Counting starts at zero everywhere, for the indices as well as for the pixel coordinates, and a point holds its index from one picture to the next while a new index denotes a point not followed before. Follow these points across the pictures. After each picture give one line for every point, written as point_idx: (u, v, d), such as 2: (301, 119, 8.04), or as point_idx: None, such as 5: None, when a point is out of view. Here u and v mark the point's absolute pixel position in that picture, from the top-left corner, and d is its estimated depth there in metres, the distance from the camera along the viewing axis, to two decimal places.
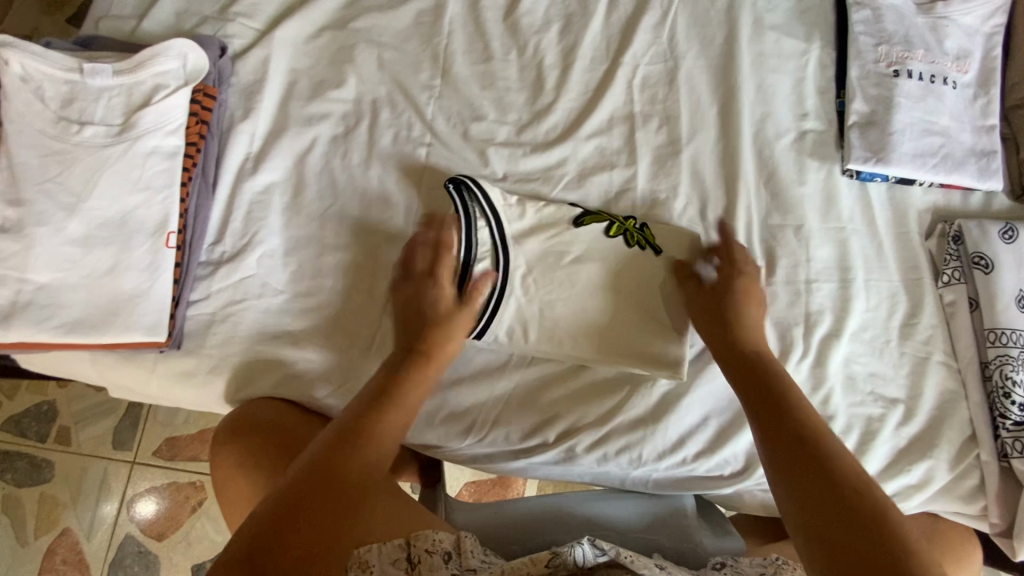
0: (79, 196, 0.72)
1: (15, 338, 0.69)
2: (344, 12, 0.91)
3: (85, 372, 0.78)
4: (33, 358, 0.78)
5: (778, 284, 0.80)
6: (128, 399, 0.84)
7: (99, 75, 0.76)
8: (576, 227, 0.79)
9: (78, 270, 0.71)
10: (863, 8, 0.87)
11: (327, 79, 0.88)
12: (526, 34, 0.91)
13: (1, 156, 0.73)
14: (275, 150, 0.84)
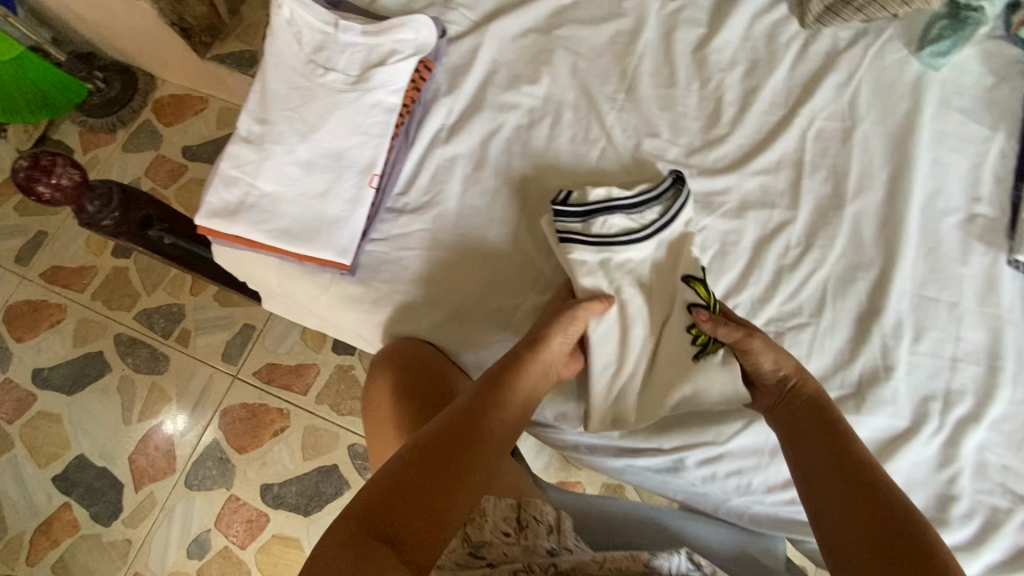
0: (312, 128, 0.84)
1: (235, 231, 0.81)
2: (550, 20, 1.01)
3: (264, 276, 0.89)
4: (228, 258, 0.89)
5: (923, 355, 0.81)
6: (290, 312, 0.95)
7: (350, 32, 0.88)
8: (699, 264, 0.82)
9: (297, 188, 0.83)
10: None
11: (523, 73, 0.97)
12: (712, 69, 0.97)
13: (258, 82, 0.86)
14: (466, 125, 0.94)
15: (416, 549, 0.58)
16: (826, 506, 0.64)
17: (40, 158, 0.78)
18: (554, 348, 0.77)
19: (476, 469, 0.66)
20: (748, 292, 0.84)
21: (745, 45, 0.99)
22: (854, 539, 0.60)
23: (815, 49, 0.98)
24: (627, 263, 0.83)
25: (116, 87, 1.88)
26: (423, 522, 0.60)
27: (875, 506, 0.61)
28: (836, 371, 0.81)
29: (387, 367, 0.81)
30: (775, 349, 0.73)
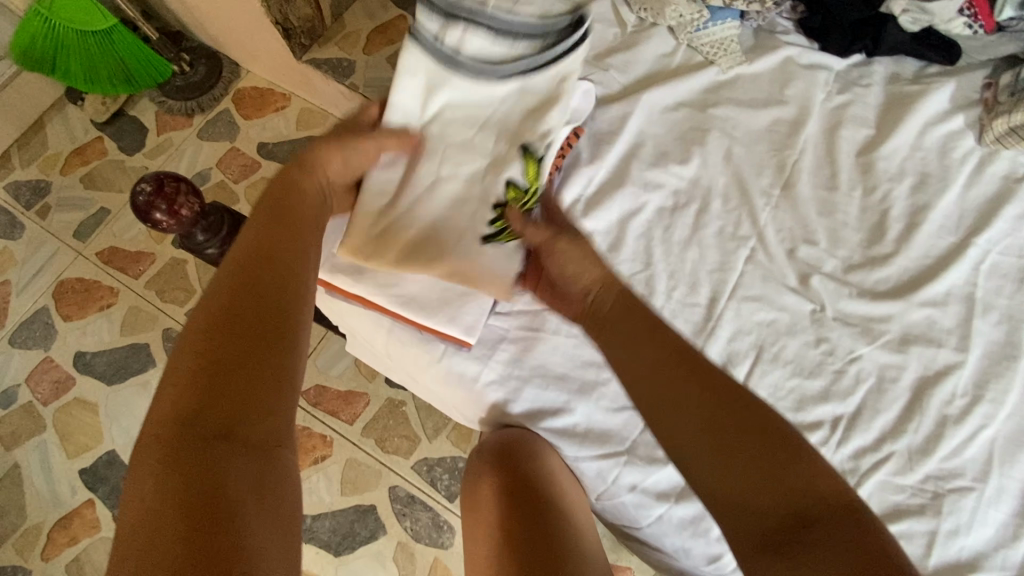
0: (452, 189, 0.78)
1: (358, 290, 0.78)
2: (705, 96, 0.93)
3: (370, 334, 0.84)
4: (341, 318, 0.86)
5: None
6: (397, 380, 0.89)
7: None
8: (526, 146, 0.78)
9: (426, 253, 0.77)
10: None
11: (672, 151, 0.90)
12: (878, 177, 0.89)
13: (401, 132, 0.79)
14: (606, 200, 0.86)
15: (243, 442, 0.49)
16: (694, 456, 0.53)
17: (164, 183, 0.72)
18: (337, 169, 0.72)
19: (299, 358, 0.55)
20: (906, 440, 0.75)
21: (916, 155, 0.91)
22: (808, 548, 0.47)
23: (992, 172, 0.89)
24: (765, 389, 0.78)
25: (201, 71, 1.81)
26: (212, 380, 0.50)
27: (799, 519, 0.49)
28: (997, 548, 0.72)
29: (494, 465, 0.71)
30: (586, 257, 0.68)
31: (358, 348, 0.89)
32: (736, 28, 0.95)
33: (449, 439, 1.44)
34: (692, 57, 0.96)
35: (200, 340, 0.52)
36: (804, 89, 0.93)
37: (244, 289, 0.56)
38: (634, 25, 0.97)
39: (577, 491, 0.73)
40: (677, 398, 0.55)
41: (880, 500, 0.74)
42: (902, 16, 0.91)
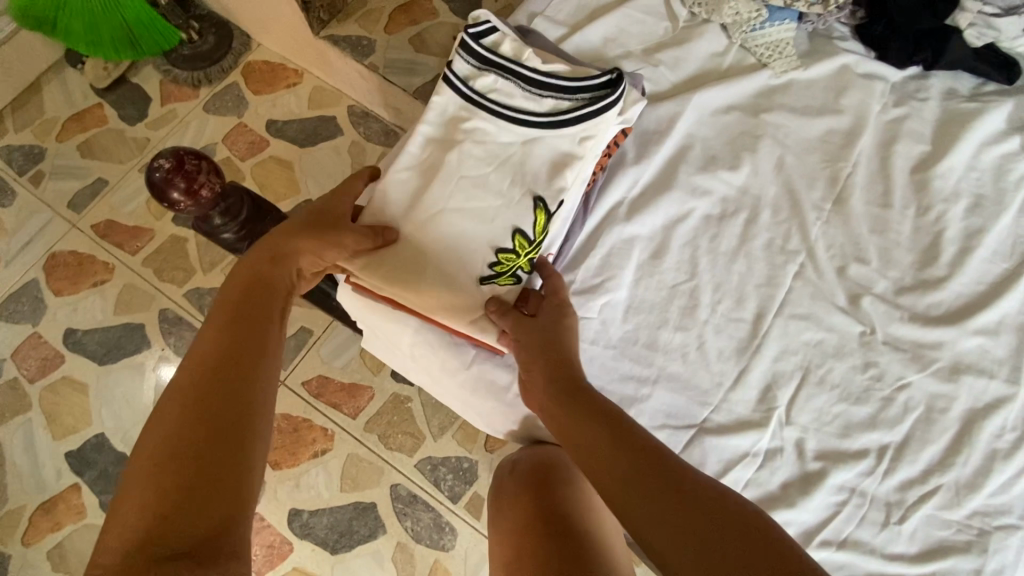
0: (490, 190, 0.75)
1: (384, 290, 0.73)
2: (757, 101, 0.89)
3: (393, 338, 0.78)
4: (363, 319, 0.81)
5: None
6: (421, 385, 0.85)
7: None
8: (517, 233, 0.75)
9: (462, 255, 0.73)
10: None
11: (721, 156, 0.85)
12: (933, 196, 0.85)
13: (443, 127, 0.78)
14: (650, 205, 0.82)
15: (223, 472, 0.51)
16: (637, 502, 0.52)
17: (184, 161, 0.66)
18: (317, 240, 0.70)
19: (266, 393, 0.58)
20: (953, 474, 0.72)
21: (971, 175, 0.87)
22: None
23: None
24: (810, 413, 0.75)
25: (210, 40, 1.73)
26: (176, 456, 0.51)
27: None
28: None
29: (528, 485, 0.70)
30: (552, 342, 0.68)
31: (380, 349, 0.85)
32: (792, 30, 0.90)
33: (454, 439, 1.38)
34: (743, 58, 0.91)
35: (183, 396, 0.55)
36: (859, 99, 0.89)
37: (226, 341, 0.60)
38: (685, 20, 0.92)
39: (617, 521, 0.69)
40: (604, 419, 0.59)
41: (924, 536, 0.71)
42: (966, 31, 0.87)
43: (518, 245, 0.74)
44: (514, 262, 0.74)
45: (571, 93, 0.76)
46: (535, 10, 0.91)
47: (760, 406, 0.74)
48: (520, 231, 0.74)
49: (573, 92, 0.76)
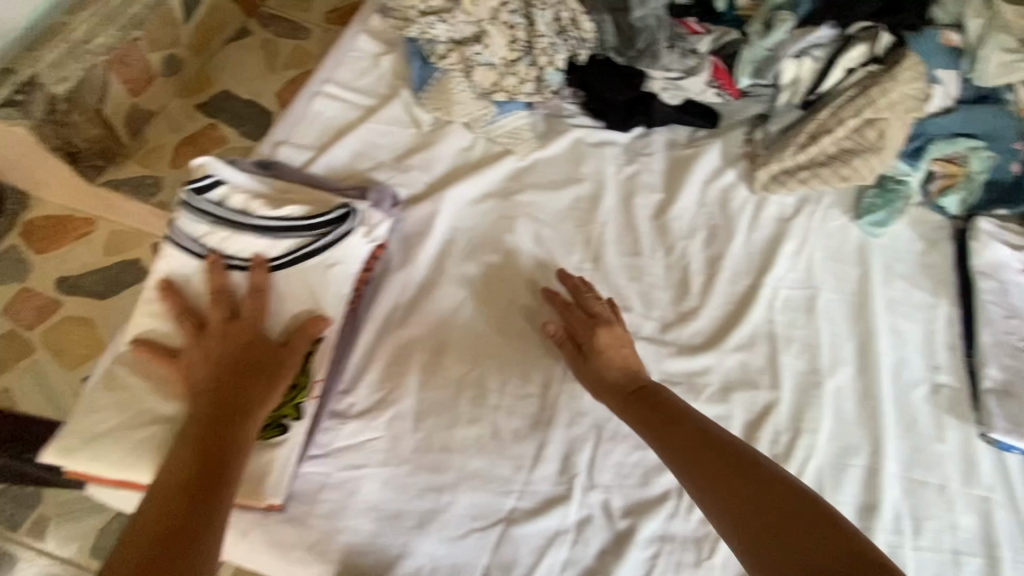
0: None
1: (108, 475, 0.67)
2: (509, 184, 0.96)
3: None
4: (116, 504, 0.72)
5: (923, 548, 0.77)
6: None
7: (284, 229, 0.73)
8: None
9: None
10: (989, 280, 0.93)
11: (485, 243, 0.90)
12: (674, 237, 0.95)
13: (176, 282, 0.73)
14: (423, 307, 0.83)
15: None
16: (710, 500, 0.59)
17: None
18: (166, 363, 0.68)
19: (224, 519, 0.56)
20: None
21: (702, 210, 0.99)
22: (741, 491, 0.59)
23: (768, 215, 0.98)
24: (609, 473, 0.76)
25: None
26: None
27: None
28: None
29: None
30: (617, 341, 0.76)
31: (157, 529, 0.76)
32: (526, 117, 0.99)
33: None
34: (490, 149, 0.98)
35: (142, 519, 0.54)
36: (596, 166, 1.00)
37: (204, 415, 0.62)
38: (429, 123, 0.98)
39: None
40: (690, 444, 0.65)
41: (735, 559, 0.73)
42: (662, 94, 0.99)
43: None
44: (276, 413, 0.67)
45: (308, 227, 0.72)
46: (278, 137, 0.92)
47: (561, 478, 0.75)
48: None
49: (308, 228, 0.72)
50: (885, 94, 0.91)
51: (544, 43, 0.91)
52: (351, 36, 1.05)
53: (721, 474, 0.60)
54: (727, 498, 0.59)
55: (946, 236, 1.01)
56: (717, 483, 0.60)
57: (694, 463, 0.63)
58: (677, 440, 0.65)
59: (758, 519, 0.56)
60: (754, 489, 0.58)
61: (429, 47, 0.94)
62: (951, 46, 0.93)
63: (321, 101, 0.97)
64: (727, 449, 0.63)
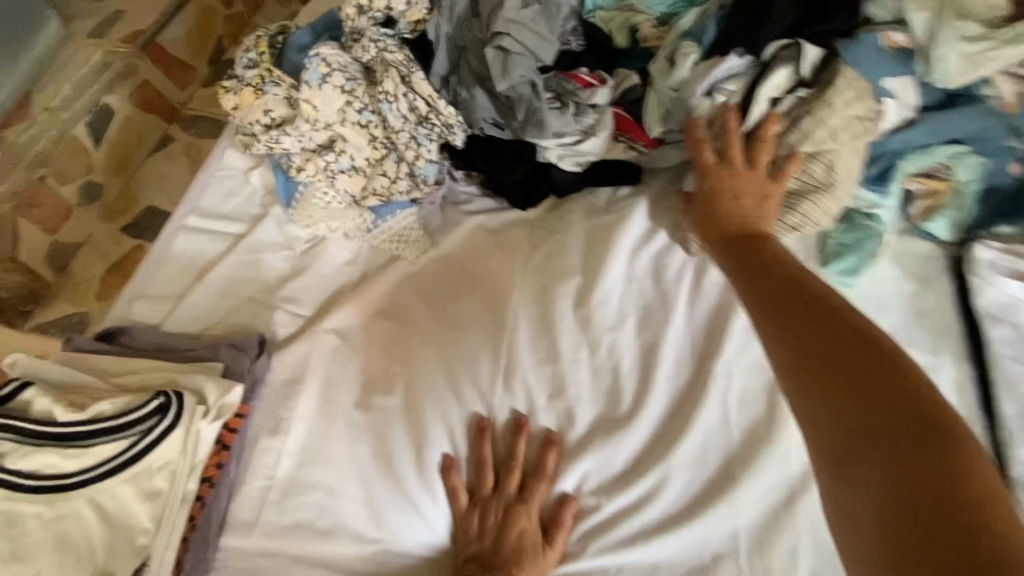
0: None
1: None
2: (400, 298, 0.82)
3: None
4: None
5: None
6: None
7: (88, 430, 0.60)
8: None
9: None
10: (1003, 323, 0.75)
11: (372, 379, 0.76)
12: (598, 330, 0.78)
13: None
14: (306, 477, 0.71)
15: None
16: (807, 411, 0.52)
17: None
18: None
19: None
20: None
21: (637, 284, 0.81)
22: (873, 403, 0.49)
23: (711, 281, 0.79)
24: None
25: None
26: None
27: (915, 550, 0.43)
28: None
29: None
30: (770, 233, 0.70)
31: None
32: (413, 214, 0.85)
33: None
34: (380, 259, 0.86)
35: None
36: (500, 257, 0.85)
37: None
38: (306, 241, 0.86)
39: None
40: (863, 343, 0.52)
41: None
42: (560, 162, 0.85)
43: None
44: None
45: (120, 428, 0.60)
46: (136, 290, 0.83)
47: None
48: None
49: (121, 428, 0.60)
50: (822, 123, 0.74)
51: (405, 137, 0.79)
52: (218, 152, 0.94)
53: (834, 371, 0.51)
54: (837, 414, 0.50)
55: (940, 272, 0.82)
56: (821, 379, 0.52)
57: (840, 392, 0.51)
58: (823, 325, 0.54)
59: (848, 369, 0.51)
60: (851, 406, 0.50)
61: (286, 161, 0.83)
62: (896, 49, 0.75)
63: (185, 237, 0.87)
64: (867, 353, 0.52)
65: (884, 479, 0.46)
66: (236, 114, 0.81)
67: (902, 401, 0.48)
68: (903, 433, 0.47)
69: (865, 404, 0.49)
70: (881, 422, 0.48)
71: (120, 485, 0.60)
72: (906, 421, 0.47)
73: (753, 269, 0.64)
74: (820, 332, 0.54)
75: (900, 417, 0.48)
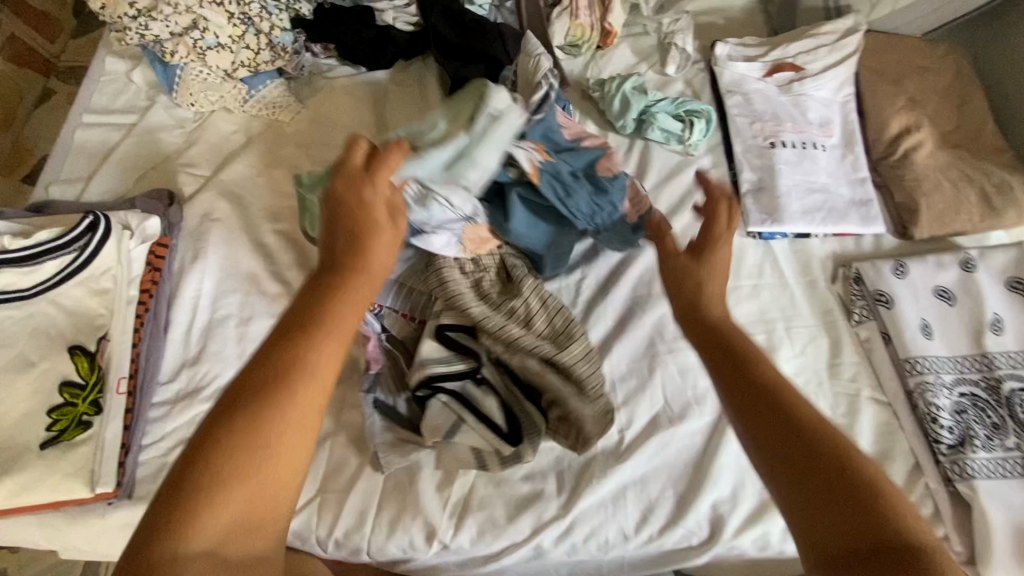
0: None
1: None
2: (284, 150, 1.00)
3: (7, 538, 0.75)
4: None
5: None
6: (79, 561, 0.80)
7: (29, 251, 0.75)
8: (62, 384, 0.72)
9: None
10: (734, 94, 1.00)
11: (271, 212, 0.95)
12: None
13: None
14: (226, 286, 0.89)
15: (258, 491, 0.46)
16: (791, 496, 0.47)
17: None
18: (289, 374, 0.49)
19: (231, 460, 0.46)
20: None
21: None
22: (840, 527, 0.45)
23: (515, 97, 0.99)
24: None
25: None
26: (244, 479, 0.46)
27: (816, 549, 0.45)
28: (642, 391, 0.82)
29: None
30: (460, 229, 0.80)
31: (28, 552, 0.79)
32: (282, 84, 1.02)
33: None
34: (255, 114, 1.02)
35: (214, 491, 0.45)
36: (363, 108, 1.04)
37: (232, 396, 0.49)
38: (194, 119, 1.02)
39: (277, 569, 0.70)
40: (836, 457, 0.47)
41: None
42: (396, 24, 1.05)
43: (71, 396, 0.72)
44: (74, 411, 0.71)
45: (58, 246, 0.76)
46: (50, 179, 0.96)
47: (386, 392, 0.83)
48: (66, 383, 0.72)
49: (60, 246, 0.76)
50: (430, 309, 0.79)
51: (256, 9, 0.96)
52: (99, 61, 1.07)
53: (827, 492, 0.46)
54: (818, 515, 0.45)
55: (698, 72, 1.07)
56: (798, 481, 0.47)
57: (833, 502, 0.45)
58: (811, 472, 0.47)
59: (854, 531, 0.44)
60: (832, 522, 0.45)
61: (159, 48, 0.97)
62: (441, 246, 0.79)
63: (85, 132, 1.00)
64: (864, 524, 0.44)
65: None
66: (105, 12, 0.93)
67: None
68: (874, 520, 0.44)
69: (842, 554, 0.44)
70: (847, 518, 0.45)
71: (71, 286, 0.76)
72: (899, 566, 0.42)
73: (726, 346, 0.57)
74: (784, 444, 0.49)
75: (772, 422, 0.50)
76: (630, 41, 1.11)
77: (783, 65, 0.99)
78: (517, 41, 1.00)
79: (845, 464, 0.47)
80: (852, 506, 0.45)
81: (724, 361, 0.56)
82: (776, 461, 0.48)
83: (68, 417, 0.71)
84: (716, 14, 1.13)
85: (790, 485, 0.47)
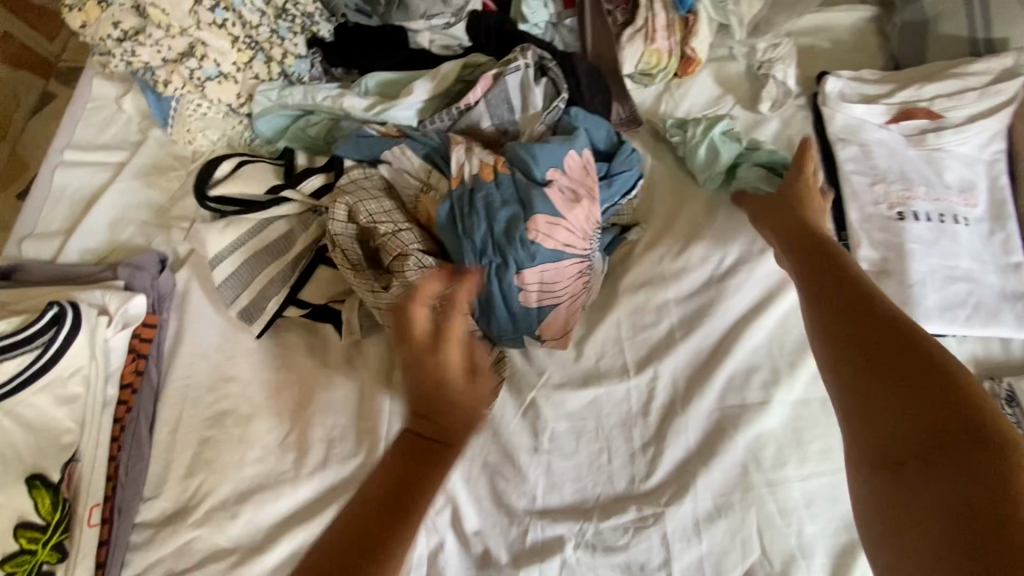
0: None
1: None
2: None
3: None
4: None
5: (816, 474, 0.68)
6: None
7: None
8: (20, 526, 0.58)
9: None
10: (849, 145, 0.80)
11: None
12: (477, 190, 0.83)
13: None
14: (223, 373, 0.74)
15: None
16: (871, 397, 0.49)
17: None
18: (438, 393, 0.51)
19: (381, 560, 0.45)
20: (616, 459, 0.69)
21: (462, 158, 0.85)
22: (909, 415, 0.46)
23: None
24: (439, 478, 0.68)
25: None
26: None
27: (885, 453, 0.46)
28: (734, 536, 0.65)
29: None
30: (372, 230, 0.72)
31: None
32: None
33: None
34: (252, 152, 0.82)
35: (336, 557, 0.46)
36: None
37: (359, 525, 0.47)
38: (191, 159, 0.86)
39: None
40: (910, 349, 0.50)
41: (603, 548, 0.65)
42: (434, 47, 0.87)
43: (29, 540, 0.59)
44: (31, 561, 0.58)
45: (14, 343, 0.61)
46: (24, 231, 0.82)
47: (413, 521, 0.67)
48: (23, 525, 0.59)
49: (16, 343, 0.61)
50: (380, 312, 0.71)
51: (266, 32, 0.80)
52: (84, 84, 0.91)
53: (893, 383, 0.48)
54: (877, 406, 0.48)
55: (798, 110, 0.87)
56: (858, 372, 0.50)
57: (902, 395, 0.47)
58: (884, 363, 0.49)
59: (926, 424, 0.45)
60: (897, 413, 0.47)
61: (150, 76, 0.81)
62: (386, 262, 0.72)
63: (65, 173, 0.85)
64: (936, 408, 0.45)
65: (944, 478, 0.42)
66: (86, 32, 0.78)
67: (974, 466, 0.42)
68: (939, 396, 0.46)
69: (919, 447, 0.45)
70: (914, 402, 0.46)
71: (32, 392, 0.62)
72: (977, 449, 0.42)
73: (821, 263, 0.61)
74: (848, 343, 0.52)
75: (883, 351, 0.50)
76: (714, 67, 0.91)
77: (914, 110, 0.79)
78: (586, 66, 0.83)
79: (915, 340, 0.50)
80: (925, 395, 0.46)
81: (820, 278, 0.60)
82: (879, 391, 0.49)
83: (25, 569, 0.58)
84: (820, 35, 0.93)
85: (859, 387, 0.50)
